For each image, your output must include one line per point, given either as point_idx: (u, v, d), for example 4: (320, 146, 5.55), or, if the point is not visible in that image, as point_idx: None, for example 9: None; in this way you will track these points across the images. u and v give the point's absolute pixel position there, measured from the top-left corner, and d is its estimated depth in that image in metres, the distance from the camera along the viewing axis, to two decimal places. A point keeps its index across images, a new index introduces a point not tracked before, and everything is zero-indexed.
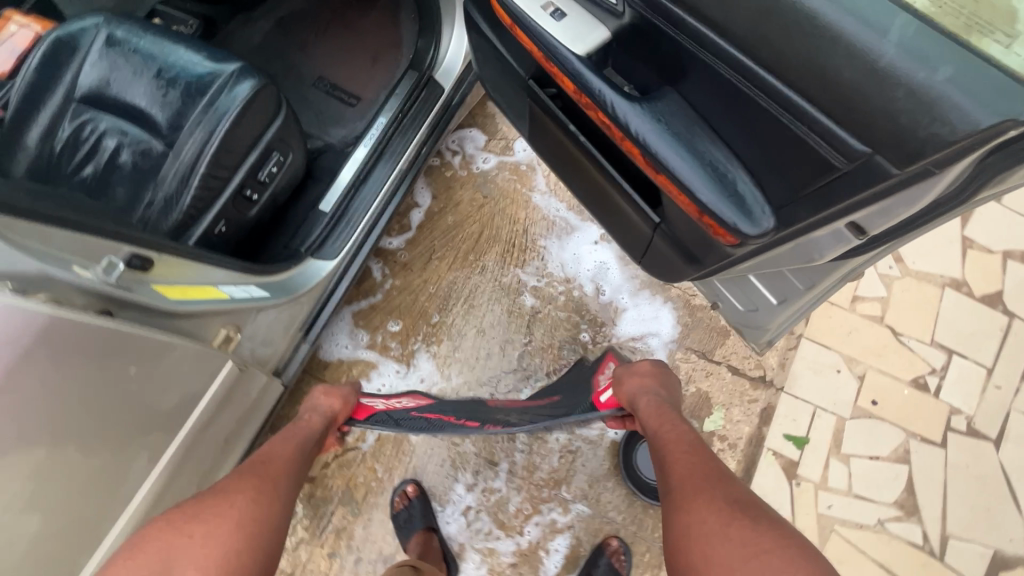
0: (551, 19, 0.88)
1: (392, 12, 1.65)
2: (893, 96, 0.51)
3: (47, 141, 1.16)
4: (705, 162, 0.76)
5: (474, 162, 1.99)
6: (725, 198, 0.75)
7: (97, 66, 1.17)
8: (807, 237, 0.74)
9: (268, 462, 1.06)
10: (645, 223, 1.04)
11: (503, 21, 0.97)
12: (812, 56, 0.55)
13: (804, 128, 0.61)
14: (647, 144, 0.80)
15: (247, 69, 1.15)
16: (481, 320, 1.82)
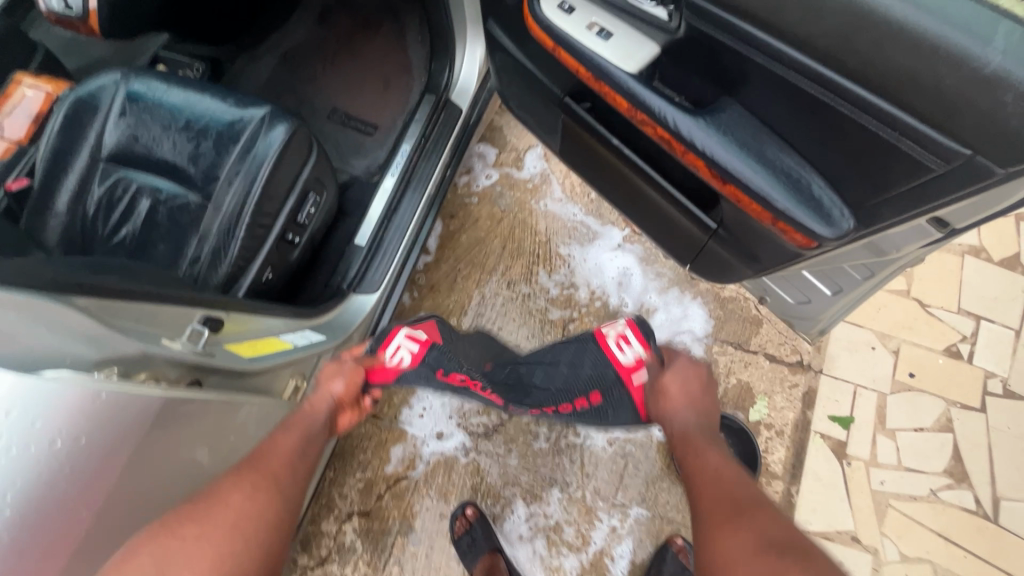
0: (598, 39, 0.88)
1: (398, 35, 1.64)
2: (1002, 100, 0.54)
3: (79, 206, 1.13)
4: (778, 170, 0.78)
5: (477, 180, 1.98)
6: (802, 203, 0.77)
7: (120, 123, 1.14)
8: (885, 234, 0.76)
9: (270, 454, 0.89)
10: (701, 229, 1.05)
11: (543, 43, 0.96)
12: (913, 66, 0.57)
13: (897, 134, 0.64)
14: (715, 157, 0.80)
15: (279, 112, 1.14)
16: (515, 335, 1.81)
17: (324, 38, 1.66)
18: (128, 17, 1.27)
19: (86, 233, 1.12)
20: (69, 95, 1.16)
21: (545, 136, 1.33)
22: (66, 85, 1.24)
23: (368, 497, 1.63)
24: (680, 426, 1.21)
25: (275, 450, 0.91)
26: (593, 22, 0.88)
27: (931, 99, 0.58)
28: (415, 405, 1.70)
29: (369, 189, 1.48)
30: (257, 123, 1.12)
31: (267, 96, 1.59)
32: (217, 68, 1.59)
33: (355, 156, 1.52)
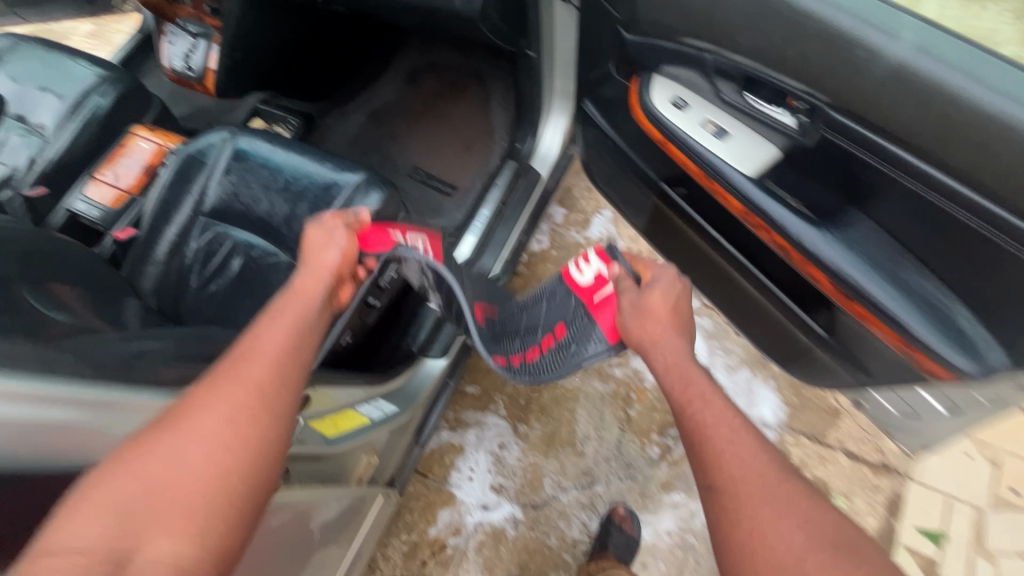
0: (715, 139, 0.86)
1: (484, 100, 1.67)
2: None
3: (176, 256, 1.17)
4: (915, 296, 0.73)
5: (531, 244, 1.97)
6: (942, 334, 0.72)
7: (223, 180, 1.19)
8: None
9: (249, 358, 0.71)
10: (806, 334, 0.99)
11: (650, 134, 0.95)
12: None
13: None
14: (843, 275, 0.77)
15: (374, 179, 1.17)
16: (573, 403, 1.75)
17: (412, 99, 1.71)
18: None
19: (181, 284, 1.16)
20: (181, 151, 1.23)
21: (630, 213, 1.30)
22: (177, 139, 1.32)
23: (410, 563, 1.57)
24: (669, 360, 0.89)
25: (257, 352, 0.73)
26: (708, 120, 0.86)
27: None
28: (463, 468, 1.65)
29: None
30: (352, 189, 1.15)
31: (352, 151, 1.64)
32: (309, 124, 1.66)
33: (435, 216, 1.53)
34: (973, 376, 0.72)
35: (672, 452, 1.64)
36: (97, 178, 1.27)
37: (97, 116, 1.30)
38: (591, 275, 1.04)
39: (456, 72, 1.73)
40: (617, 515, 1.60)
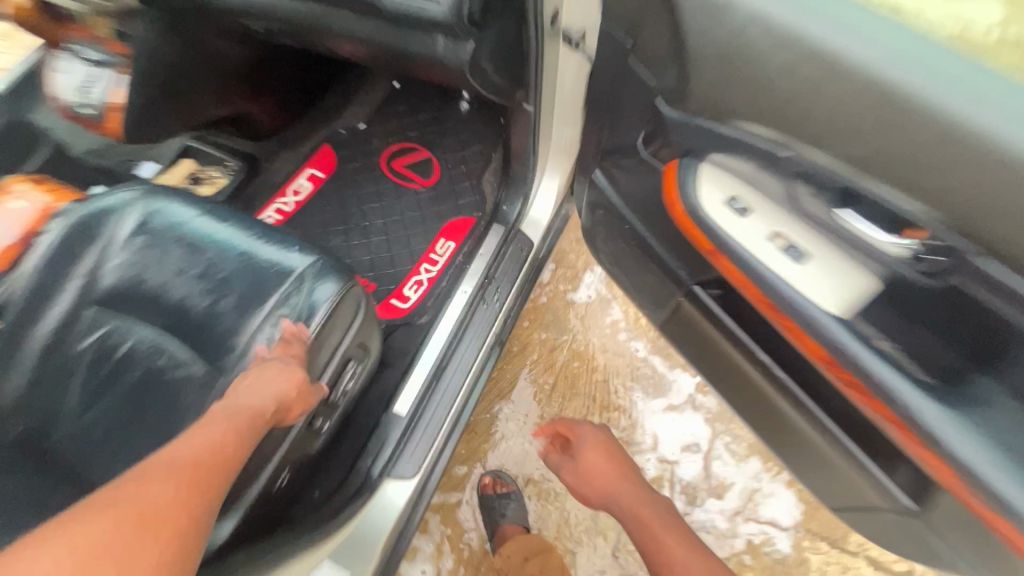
0: (789, 260, 0.65)
1: (459, 135, 1.43)
2: None
3: (49, 362, 0.87)
4: None
5: (533, 298, 1.74)
6: None
7: (128, 265, 0.92)
8: None
9: None
10: (881, 494, 0.80)
11: (713, 258, 0.76)
12: None
13: None
14: (969, 465, 0.56)
15: (325, 266, 0.93)
16: (563, 508, 1.47)
17: (374, 128, 1.42)
18: (150, 123, 1.21)
19: (55, 402, 0.85)
20: (78, 219, 0.95)
21: (641, 300, 1.08)
22: (69, 197, 1.02)
23: None
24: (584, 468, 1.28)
25: None
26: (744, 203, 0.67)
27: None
28: None
29: (409, 333, 1.20)
30: (301, 276, 0.91)
31: (301, 186, 1.35)
32: (253, 162, 1.34)
33: (395, 271, 1.28)
34: None
35: None
36: None
37: None
38: (429, 272, 1.28)
39: (428, 97, 1.46)
40: None
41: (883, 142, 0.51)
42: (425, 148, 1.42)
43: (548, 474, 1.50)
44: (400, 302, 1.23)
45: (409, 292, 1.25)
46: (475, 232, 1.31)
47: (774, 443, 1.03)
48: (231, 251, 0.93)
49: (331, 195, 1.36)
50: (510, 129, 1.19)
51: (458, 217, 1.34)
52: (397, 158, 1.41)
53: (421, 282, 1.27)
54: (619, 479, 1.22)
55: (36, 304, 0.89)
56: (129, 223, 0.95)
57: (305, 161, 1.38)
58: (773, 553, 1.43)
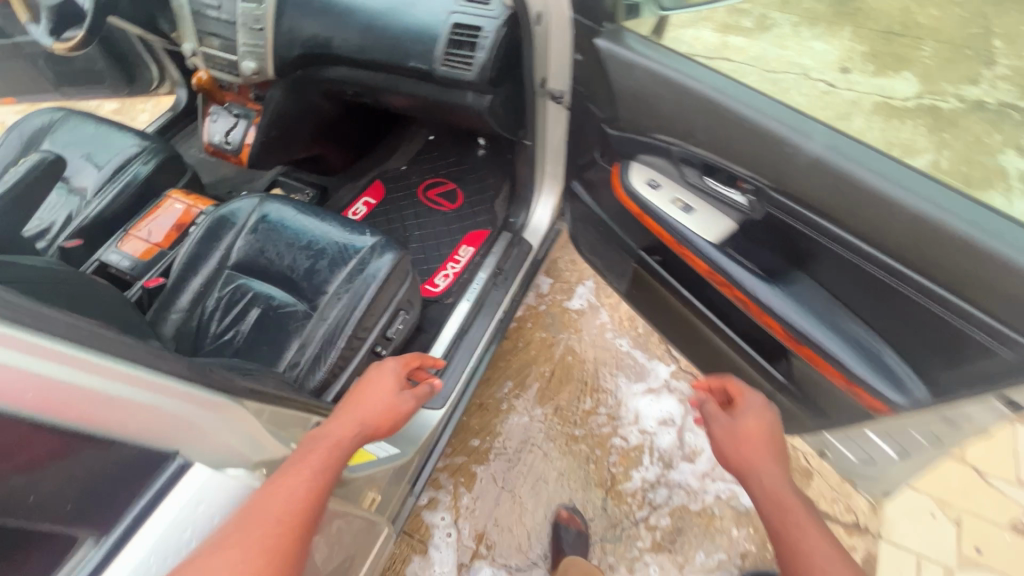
0: (683, 213, 1.04)
1: (478, 170, 1.88)
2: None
3: (198, 304, 1.27)
4: (853, 341, 0.87)
5: (535, 304, 2.12)
6: (872, 370, 0.86)
7: (250, 240, 1.32)
8: (958, 408, 0.82)
9: None
10: (770, 381, 1.14)
11: (632, 210, 1.16)
12: (971, 269, 0.71)
13: (962, 321, 0.74)
14: (790, 321, 0.92)
15: (386, 242, 1.31)
16: (560, 470, 1.76)
17: (414, 167, 1.90)
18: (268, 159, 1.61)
19: (201, 330, 1.25)
20: (217, 212, 1.38)
21: (612, 276, 1.47)
22: (209, 203, 1.47)
23: None
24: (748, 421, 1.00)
25: None
26: (660, 182, 1.08)
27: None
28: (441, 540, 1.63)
29: (439, 308, 1.59)
30: (369, 247, 1.30)
31: (359, 208, 1.79)
32: (325, 190, 1.81)
33: (428, 266, 1.69)
34: (902, 407, 0.85)
35: (656, 523, 1.66)
36: (128, 232, 1.39)
37: (137, 180, 1.45)
38: (455, 266, 1.68)
39: (455, 144, 1.94)
40: None
41: (720, 131, 0.91)
42: (452, 180, 1.87)
43: (547, 441, 1.81)
44: (433, 286, 1.62)
45: (440, 280, 1.64)
46: (489, 239, 1.73)
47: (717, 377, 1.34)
48: (321, 231, 1.34)
49: (380, 213, 1.80)
50: (516, 160, 1.64)
51: (476, 229, 1.76)
52: (431, 187, 1.86)
53: (449, 273, 1.66)
54: (756, 442, 0.95)
55: (191, 263, 1.30)
56: (251, 214, 1.37)
57: (363, 190, 1.83)
58: (738, 506, 1.68)
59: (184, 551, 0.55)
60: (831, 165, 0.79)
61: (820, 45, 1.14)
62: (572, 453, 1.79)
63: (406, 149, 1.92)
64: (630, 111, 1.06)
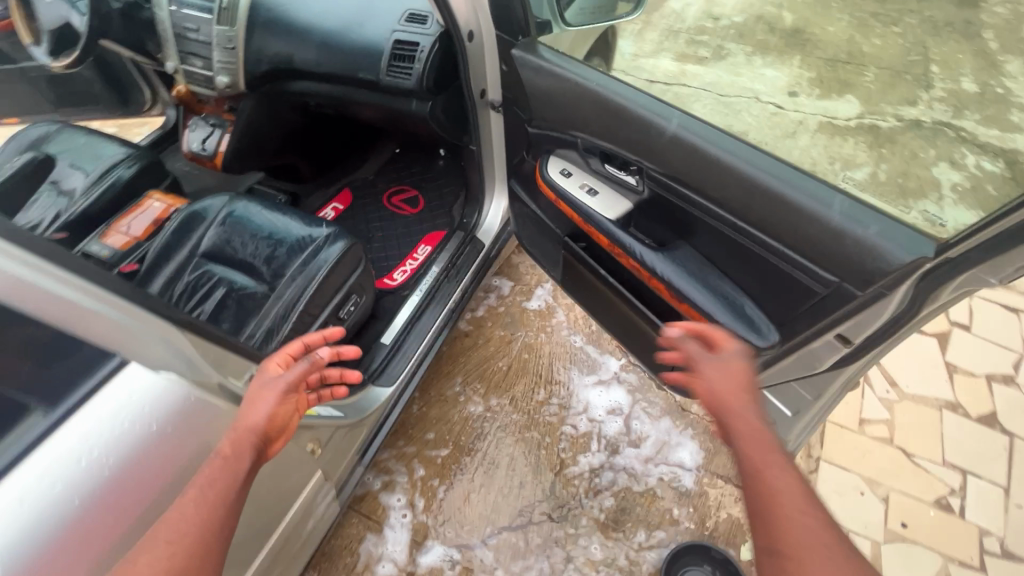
0: (588, 196, 1.20)
1: (438, 178, 2.05)
2: (830, 233, 0.78)
3: (169, 287, 1.41)
4: (720, 294, 1.01)
5: (496, 304, 2.26)
6: (738, 319, 0.99)
7: (220, 232, 1.47)
8: (807, 348, 0.94)
9: None
10: None
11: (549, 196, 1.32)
12: (789, 220, 0.83)
13: (790, 266, 0.87)
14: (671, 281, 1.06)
15: (339, 232, 1.46)
16: (513, 455, 1.86)
17: (380, 176, 2.07)
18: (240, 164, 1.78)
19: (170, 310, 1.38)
20: (192, 208, 1.53)
21: (549, 266, 1.61)
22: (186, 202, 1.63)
23: None
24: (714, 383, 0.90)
25: None
26: (571, 171, 1.24)
27: (857, 274, 0.77)
28: (395, 519, 1.72)
29: (396, 298, 1.73)
30: (325, 236, 1.45)
31: (328, 212, 1.95)
32: (298, 197, 1.98)
33: (389, 263, 1.84)
34: (763, 348, 0.98)
35: (601, 504, 1.75)
36: (111, 227, 1.54)
37: (119, 183, 1.62)
38: (413, 263, 1.83)
39: (418, 155, 2.11)
40: (529, 565, 1.65)
41: (607, 119, 1.07)
42: (414, 187, 2.04)
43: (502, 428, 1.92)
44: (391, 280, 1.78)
45: (399, 276, 1.79)
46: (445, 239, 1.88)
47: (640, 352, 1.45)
48: (282, 224, 1.49)
49: (347, 217, 1.96)
50: (468, 167, 1.81)
51: (435, 230, 1.92)
52: (395, 194, 2.03)
53: (407, 268, 1.82)
54: (736, 388, 0.87)
55: (163, 252, 1.44)
56: (222, 209, 1.52)
57: (332, 196, 2.00)
58: (679, 487, 1.78)
59: (95, 460, 0.69)
60: (684, 144, 0.94)
61: (772, 71, 1.27)
62: (524, 440, 1.89)
63: (373, 160, 2.09)
64: (543, 109, 1.23)
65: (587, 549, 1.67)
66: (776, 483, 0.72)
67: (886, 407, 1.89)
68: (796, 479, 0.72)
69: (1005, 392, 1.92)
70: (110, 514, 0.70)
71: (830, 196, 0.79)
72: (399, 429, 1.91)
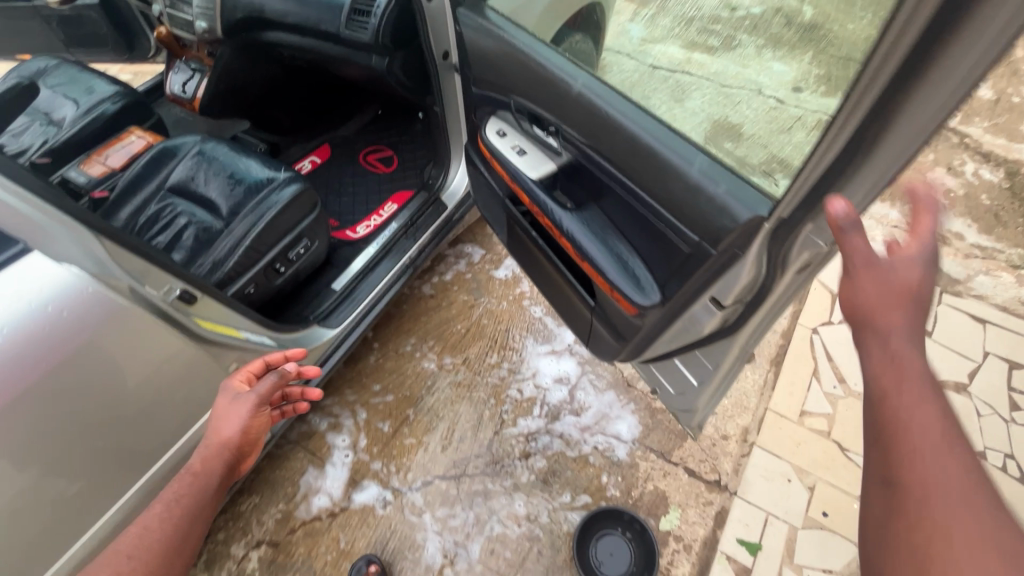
0: (518, 155, 1.26)
1: (413, 141, 2.11)
2: (691, 192, 0.88)
3: (135, 215, 1.51)
4: (615, 254, 1.09)
5: (464, 269, 2.32)
6: (627, 277, 1.08)
7: (186, 168, 1.56)
8: (684, 309, 1.02)
9: None
10: (585, 306, 1.31)
11: (487, 155, 1.37)
12: (662, 180, 0.91)
13: (666, 224, 0.95)
14: (577, 240, 1.13)
15: (295, 177, 1.53)
16: (457, 411, 1.94)
17: (359, 134, 2.13)
18: (219, 109, 1.88)
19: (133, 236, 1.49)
20: (165, 144, 1.62)
21: (496, 228, 1.67)
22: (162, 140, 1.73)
23: (281, 529, 1.70)
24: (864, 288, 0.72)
25: None
26: (506, 132, 1.30)
27: (710, 231, 0.87)
28: (336, 457, 1.82)
29: (355, 250, 1.82)
30: (281, 180, 1.53)
31: (304, 165, 2.03)
32: (277, 148, 2.04)
33: (354, 217, 1.92)
34: (646, 307, 1.06)
35: (533, 464, 1.82)
36: (90, 158, 1.64)
37: (103, 117, 1.72)
38: (378, 219, 1.90)
39: (398, 117, 2.17)
40: (456, 512, 1.74)
41: (530, 80, 1.14)
42: (389, 148, 2.10)
43: (450, 385, 2.00)
44: (353, 232, 1.86)
45: (362, 229, 1.87)
46: (411, 199, 1.94)
47: (567, 315, 1.49)
48: (243, 165, 1.57)
49: (322, 170, 2.04)
50: (436, 131, 1.87)
51: (403, 190, 1.98)
52: (371, 152, 2.09)
53: (371, 224, 1.89)
54: (892, 309, 0.71)
55: (133, 183, 1.55)
56: (190, 148, 1.61)
57: (310, 149, 2.07)
58: (611, 457, 1.83)
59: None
60: (586, 103, 1.01)
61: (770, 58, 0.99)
62: (470, 398, 1.97)
63: (353, 118, 2.15)
64: (482, 69, 1.29)
65: (513, 503, 1.75)
66: (930, 468, 0.63)
67: (829, 402, 1.91)
68: (941, 426, 0.66)
69: (956, 399, 1.92)
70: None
71: (696, 156, 0.89)
72: (354, 377, 2.02)
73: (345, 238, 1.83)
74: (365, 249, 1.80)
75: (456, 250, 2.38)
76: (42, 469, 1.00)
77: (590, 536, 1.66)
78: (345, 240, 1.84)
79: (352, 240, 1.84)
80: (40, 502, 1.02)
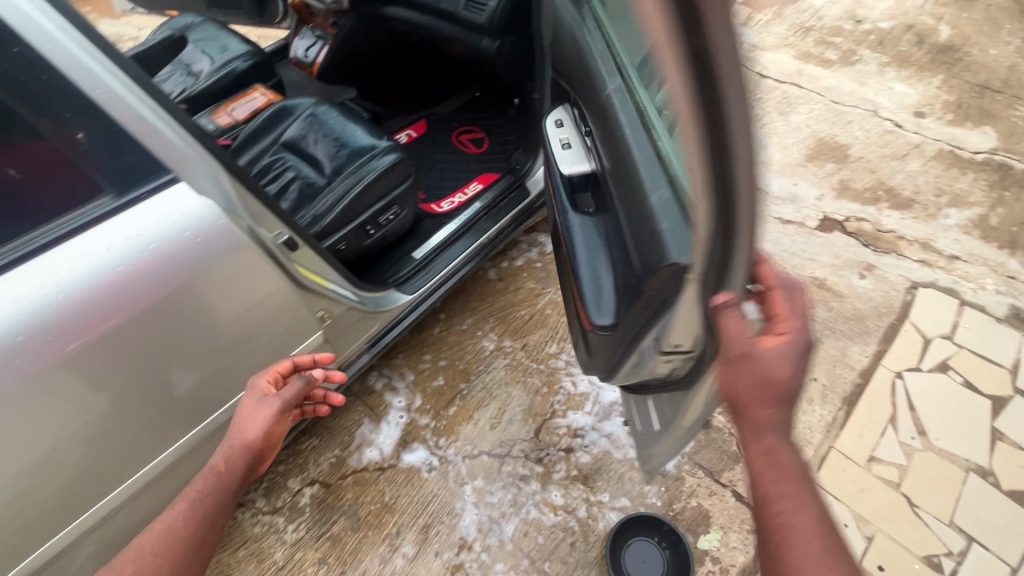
0: (560, 147, 1.34)
1: (505, 126, 2.15)
2: (653, 224, 0.97)
3: (251, 164, 1.66)
4: (592, 270, 1.20)
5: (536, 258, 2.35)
6: (593, 292, 1.19)
7: (299, 127, 1.69)
8: (636, 341, 1.09)
9: None
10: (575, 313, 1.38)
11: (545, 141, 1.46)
12: (637, 206, 1.02)
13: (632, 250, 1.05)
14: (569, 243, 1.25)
15: (394, 147, 1.61)
16: (511, 393, 1.98)
17: (456, 113, 2.21)
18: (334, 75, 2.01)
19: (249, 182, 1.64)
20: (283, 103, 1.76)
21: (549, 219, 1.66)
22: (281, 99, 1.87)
23: (333, 473, 1.82)
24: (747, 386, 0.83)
25: None
26: (563, 123, 1.38)
27: (648, 260, 0.98)
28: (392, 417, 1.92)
29: (437, 223, 1.89)
30: (381, 148, 1.61)
31: (401, 136, 2.13)
32: (381, 118, 2.17)
33: (441, 192, 1.99)
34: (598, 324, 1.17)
35: (576, 458, 1.83)
36: (219, 109, 1.81)
37: (232, 74, 1.88)
38: (463, 197, 1.96)
39: (494, 101, 2.22)
40: (497, 489, 1.78)
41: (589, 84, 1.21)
42: (483, 129, 2.16)
43: (506, 367, 2.04)
44: (438, 205, 1.94)
45: (446, 205, 1.94)
46: (497, 181, 1.99)
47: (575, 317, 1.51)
48: (350, 129, 1.67)
49: (417, 144, 2.13)
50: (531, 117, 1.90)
51: (490, 172, 2.03)
52: (465, 132, 2.16)
53: (455, 200, 1.96)
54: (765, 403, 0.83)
55: (252, 136, 1.69)
56: (305, 109, 1.73)
57: (409, 122, 2.17)
58: None
59: (112, 265, 0.93)
60: (608, 110, 1.10)
61: None
62: (524, 383, 2.00)
63: (452, 97, 2.24)
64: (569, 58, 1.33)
65: (553, 492, 1.77)
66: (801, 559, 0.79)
67: (904, 451, 1.79)
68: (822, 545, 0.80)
69: None
70: (110, 307, 0.95)
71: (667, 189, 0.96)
72: (417, 344, 2.11)
73: (430, 211, 1.90)
74: (447, 225, 1.86)
75: (531, 239, 2.42)
76: (136, 394, 1.10)
77: (624, 538, 1.65)
78: (430, 213, 1.91)
79: (436, 213, 1.91)
80: (126, 426, 1.13)
